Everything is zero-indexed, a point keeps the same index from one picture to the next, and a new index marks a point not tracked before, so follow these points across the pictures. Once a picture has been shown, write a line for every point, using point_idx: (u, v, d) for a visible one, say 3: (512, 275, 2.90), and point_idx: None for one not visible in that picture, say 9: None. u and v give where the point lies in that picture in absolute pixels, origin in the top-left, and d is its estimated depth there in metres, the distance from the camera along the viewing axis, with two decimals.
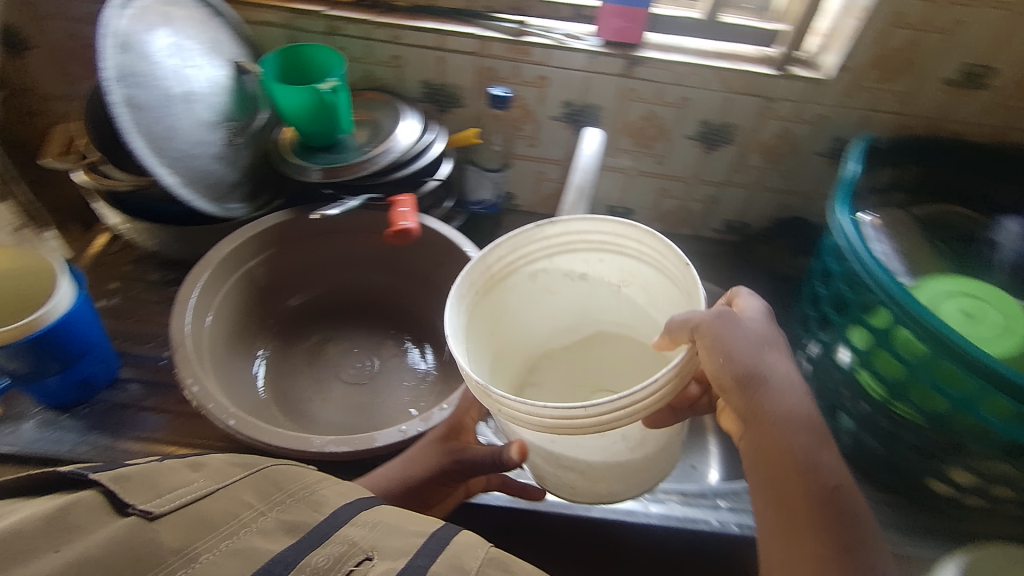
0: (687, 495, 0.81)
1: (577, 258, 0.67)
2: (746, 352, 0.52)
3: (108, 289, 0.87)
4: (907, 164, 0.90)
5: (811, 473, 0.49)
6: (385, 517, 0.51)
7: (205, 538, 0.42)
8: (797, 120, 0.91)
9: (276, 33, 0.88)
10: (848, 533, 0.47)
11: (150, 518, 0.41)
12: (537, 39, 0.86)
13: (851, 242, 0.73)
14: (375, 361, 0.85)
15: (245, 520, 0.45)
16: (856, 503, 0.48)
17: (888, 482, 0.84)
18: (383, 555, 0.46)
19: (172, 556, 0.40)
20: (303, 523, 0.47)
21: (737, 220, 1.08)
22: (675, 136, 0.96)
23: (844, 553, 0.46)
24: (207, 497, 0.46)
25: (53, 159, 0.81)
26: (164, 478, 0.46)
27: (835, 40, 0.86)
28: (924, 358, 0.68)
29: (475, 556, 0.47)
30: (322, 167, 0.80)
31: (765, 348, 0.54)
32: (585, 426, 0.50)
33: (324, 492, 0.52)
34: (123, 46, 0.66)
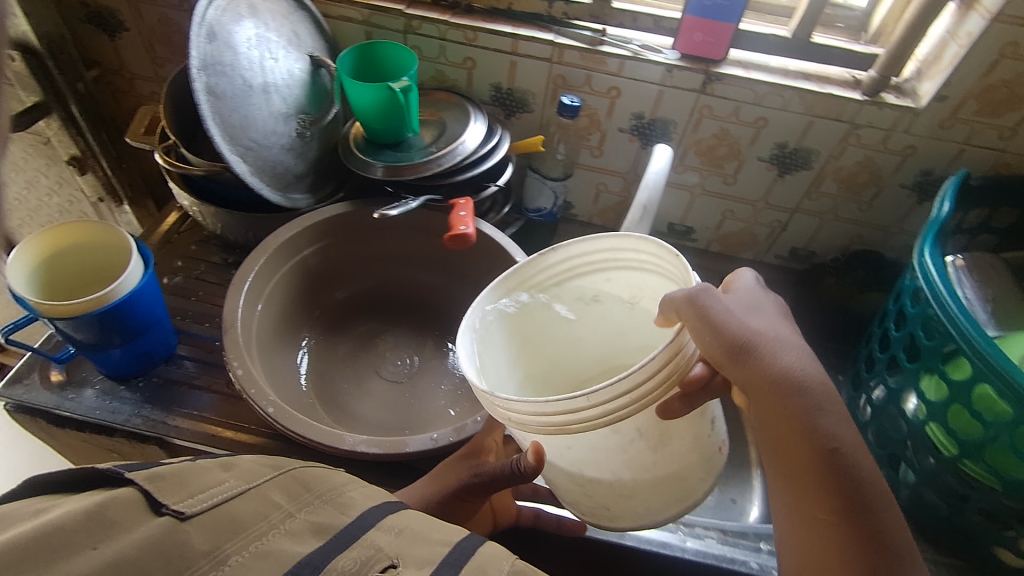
0: (727, 532, 0.77)
1: (586, 282, 0.63)
2: (734, 325, 0.50)
3: (173, 267, 0.90)
4: (1001, 206, 0.85)
5: (810, 436, 0.46)
6: (415, 525, 0.50)
7: (235, 538, 0.42)
8: (882, 149, 0.86)
9: (355, 29, 0.88)
10: (852, 492, 0.45)
11: (182, 518, 0.42)
12: (613, 48, 0.84)
13: (936, 287, 0.67)
14: (416, 360, 0.84)
15: (274, 522, 0.45)
16: (864, 463, 0.46)
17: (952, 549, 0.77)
18: (406, 561, 0.45)
19: (202, 557, 0.40)
20: (333, 526, 0.46)
21: (804, 247, 1.03)
22: (747, 157, 0.91)
23: (847, 514, 0.44)
24: (238, 498, 0.46)
25: (133, 138, 0.83)
26: (193, 478, 0.46)
27: (934, 67, 0.80)
28: (1008, 420, 0.61)
29: (499, 568, 0.46)
30: (386, 164, 0.80)
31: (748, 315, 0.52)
32: (586, 421, 0.48)
33: (352, 495, 0.51)
34: (210, 35, 0.68)
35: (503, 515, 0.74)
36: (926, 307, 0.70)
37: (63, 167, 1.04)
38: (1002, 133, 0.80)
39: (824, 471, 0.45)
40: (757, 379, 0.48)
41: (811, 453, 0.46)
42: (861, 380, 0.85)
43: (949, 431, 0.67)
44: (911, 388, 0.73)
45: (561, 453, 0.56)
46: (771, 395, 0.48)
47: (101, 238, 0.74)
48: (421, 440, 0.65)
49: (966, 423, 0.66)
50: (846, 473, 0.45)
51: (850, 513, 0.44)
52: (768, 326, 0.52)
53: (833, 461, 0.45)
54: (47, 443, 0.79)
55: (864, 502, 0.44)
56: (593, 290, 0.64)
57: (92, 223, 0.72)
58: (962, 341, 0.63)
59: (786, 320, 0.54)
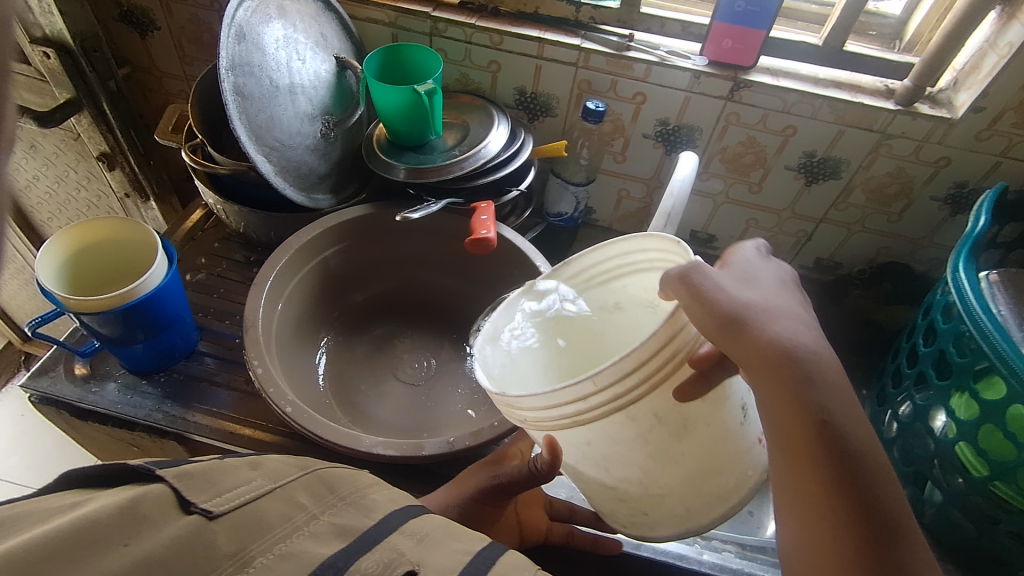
0: (745, 547, 0.76)
1: (606, 294, 0.63)
2: (726, 296, 0.49)
3: (196, 264, 0.91)
4: None
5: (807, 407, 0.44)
6: (436, 529, 0.49)
7: (261, 539, 0.42)
8: (915, 160, 0.83)
9: (381, 31, 0.89)
10: (853, 463, 0.42)
11: (210, 516, 0.42)
12: (640, 54, 0.83)
13: (970, 304, 0.65)
14: (434, 363, 0.84)
15: (299, 523, 0.45)
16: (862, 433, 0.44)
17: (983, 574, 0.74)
18: (427, 568, 0.44)
19: (228, 558, 0.40)
20: (356, 529, 0.46)
21: (829, 258, 1.01)
22: (774, 166, 0.90)
23: (848, 486, 0.42)
24: (264, 497, 0.46)
25: (162, 137, 0.85)
26: (222, 475, 0.46)
27: (971, 77, 0.78)
28: None
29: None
30: (408, 166, 0.80)
31: (739, 287, 0.51)
32: (594, 408, 0.48)
33: (374, 497, 0.51)
34: (239, 36, 0.68)
35: (532, 530, 0.71)
36: (957, 324, 0.68)
37: (93, 163, 1.06)
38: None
39: (816, 445, 0.43)
40: (751, 353, 0.47)
41: (801, 427, 0.44)
42: (887, 396, 0.83)
43: (980, 452, 0.65)
44: (939, 406, 0.71)
45: (580, 464, 0.56)
46: (764, 369, 0.46)
47: (122, 233, 0.75)
48: (436, 444, 0.65)
49: (998, 445, 0.64)
50: (839, 446, 0.43)
51: (845, 490, 0.42)
52: (762, 299, 0.51)
53: (824, 434, 0.43)
54: (70, 435, 0.80)
55: (861, 476, 0.42)
56: (615, 298, 0.62)
57: (114, 219, 0.73)
58: (993, 355, 0.61)
59: (781, 292, 0.52)
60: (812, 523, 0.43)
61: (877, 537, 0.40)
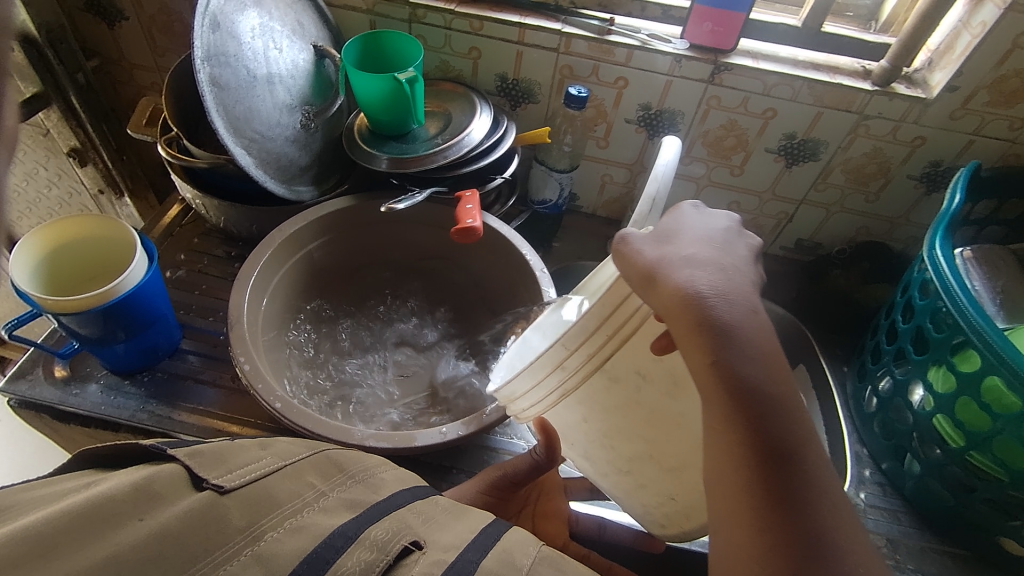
0: None
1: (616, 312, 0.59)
2: (648, 254, 0.48)
3: (176, 260, 0.89)
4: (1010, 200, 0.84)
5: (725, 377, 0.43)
6: (434, 515, 0.50)
7: (274, 515, 0.42)
8: (892, 140, 0.85)
9: (359, 18, 0.87)
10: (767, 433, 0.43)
11: (222, 491, 0.42)
12: (621, 38, 0.83)
13: (946, 280, 0.67)
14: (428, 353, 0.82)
15: (308, 502, 0.45)
16: (777, 403, 0.43)
17: (949, 534, 0.76)
18: (433, 544, 0.44)
19: (240, 534, 0.40)
20: (366, 506, 0.46)
21: (810, 239, 1.02)
22: (756, 149, 0.91)
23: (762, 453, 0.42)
24: (273, 476, 0.46)
25: (135, 130, 0.82)
26: (232, 454, 0.46)
27: (945, 57, 0.79)
28: (1017, 412, 0.60)
29: (527, 555, 0.46)
30: (390, 156, 0.79)
31: (665, 244, 0.49)
32: (569, 377, 0.49)
33: (383, 477, 0.52)
34: (213, 25, 0.66)
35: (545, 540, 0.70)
36: (934, 299, 0.69)
37: (63, 159, 1.03)
38: (1013, 123, 0.80)
39: (719, 390, 0.43)
40: (662, 307, 0.45)
41: (707, 372, 0.43)
42: (867, 372, 0.85)
43: (957, 423, 0.66)
44: (918, 379, 0.72)
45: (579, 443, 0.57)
46: (672, 319, 0.45)
47: (90, 229, 0.72)
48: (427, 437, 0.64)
49: (975, 417, 0.65)
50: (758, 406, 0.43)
51: (751, 433, 0.42)
52: (679, 250, 0.48)
53: (738, 395, 0.43)
54: (51, 438, 0.78)
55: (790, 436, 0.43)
56: None
57: (79, 217, 0.71)
58: (969, 327, 0.63)
59: (702, 240, 0.50)
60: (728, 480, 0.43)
61: (778, 484, 0.42)
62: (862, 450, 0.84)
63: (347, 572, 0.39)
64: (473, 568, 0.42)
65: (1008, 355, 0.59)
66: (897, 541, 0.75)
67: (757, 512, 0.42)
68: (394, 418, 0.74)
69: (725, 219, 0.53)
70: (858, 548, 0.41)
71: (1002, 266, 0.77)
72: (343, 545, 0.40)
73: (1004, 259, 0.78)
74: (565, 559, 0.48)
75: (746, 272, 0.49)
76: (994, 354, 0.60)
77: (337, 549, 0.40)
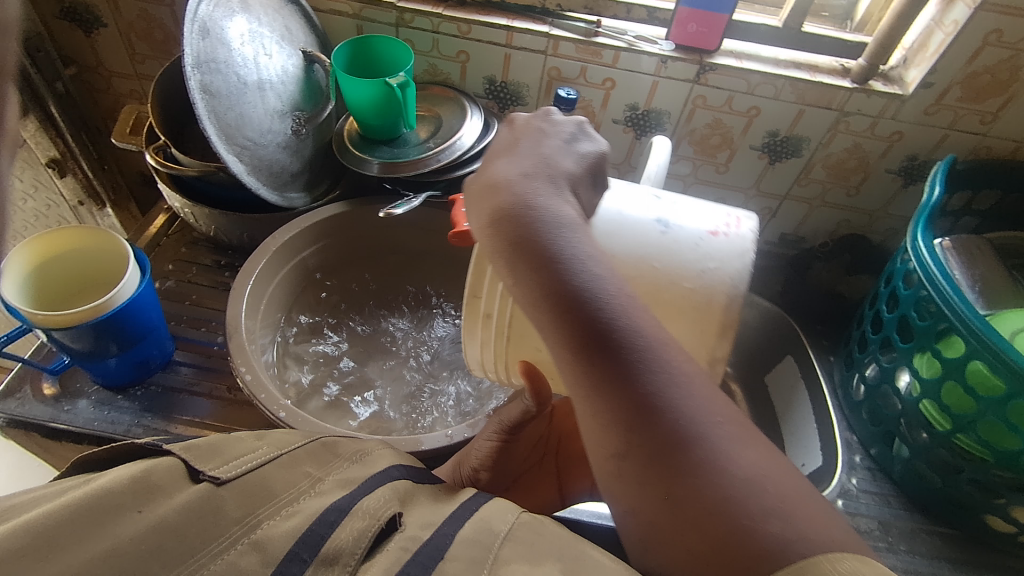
0: None
1: None
2: (479, 188, 0.54)
3: (165, 271, 0.88)
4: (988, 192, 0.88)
5: (574, 309, 0.46)
6: (423, 497, 0.50)
7: (272, 503, 0.42)
8: (870, 135, 0.87)
9: (346, 23, 0.87)
10: (622, 367, 0.44)
11: (219, 483, 0.41)
12: (608, 40, 0.84)
13: (928, 269, 0.69)
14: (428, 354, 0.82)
15: (303, 488, 0.45)
16: (625, 329, 0.45)
17: (936, 508, 0.78)
18: (423, 525, 0.45)
19: (238, 526, 0.39)
20: (359, 483, 0.46)
21: (793, 232, 1.05)
22: (740, 147, 0.93)
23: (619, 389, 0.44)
24: (271, 466, 0.45)
25: (119, 139, 0.81)
26: (229, 445, 0.46)
27: (919, 54, 0.82)
28: (1002, 395, 0.63)
29: (506, 523, 0.47)
30: (382, 160, 0.79)
31: (492, 168, 0.55)
32: (500, 323, 0.59)
33: (382, 463, 0.52)
34: (203, 32, 0.66)
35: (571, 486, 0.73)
36: (919, 289, 0.71)
37: (42, 172, 1.00)
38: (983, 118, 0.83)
39: (567, 323, 0.46)
40: (505, 242, 0.49)
41: (538, 293, 0.47)
42: (854, 361, 0.87)
43: (942, 407, 0.69)
44: (904, 366, 0.75)
45: None
46: (513, 254, 0.49)
47: (86, 241, 0.71)
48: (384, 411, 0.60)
49: (960, 400, 0.67)
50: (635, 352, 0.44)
51: (611, 371, 0.44)
52: (500, 171, 0.53)
53: (600, 331, 0.45)
54: (38, 457, 0.76)
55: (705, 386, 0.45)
56: None
57: (74, 227, 0.70)
58: (954, 311, 0.65)
59: (526, 155, 0.55)
60: (600, 422, 0.44)
61: (645, 420, 0.43)
62: (852, 437, 0.86)
63: (342, 543, 0.40)
64: (453, 541, 0.43)
65: (988, 341, 0.61)
66: (889, 524, 0.78)
67: (596, 397, 0.44)
68: (396, 420, 0.74)
69: (528, 119, 0.59)
70: (798, 482, 0.42)
71: (978, 255, 0.80)
72: (335, 520, 0.41)
73: (979, 248, 0.81)
74: (543, 523, 0.49)
75: (560, 164, 0.55)
76: (974, 337, 0.63)
77: (331, 522, 0.40)
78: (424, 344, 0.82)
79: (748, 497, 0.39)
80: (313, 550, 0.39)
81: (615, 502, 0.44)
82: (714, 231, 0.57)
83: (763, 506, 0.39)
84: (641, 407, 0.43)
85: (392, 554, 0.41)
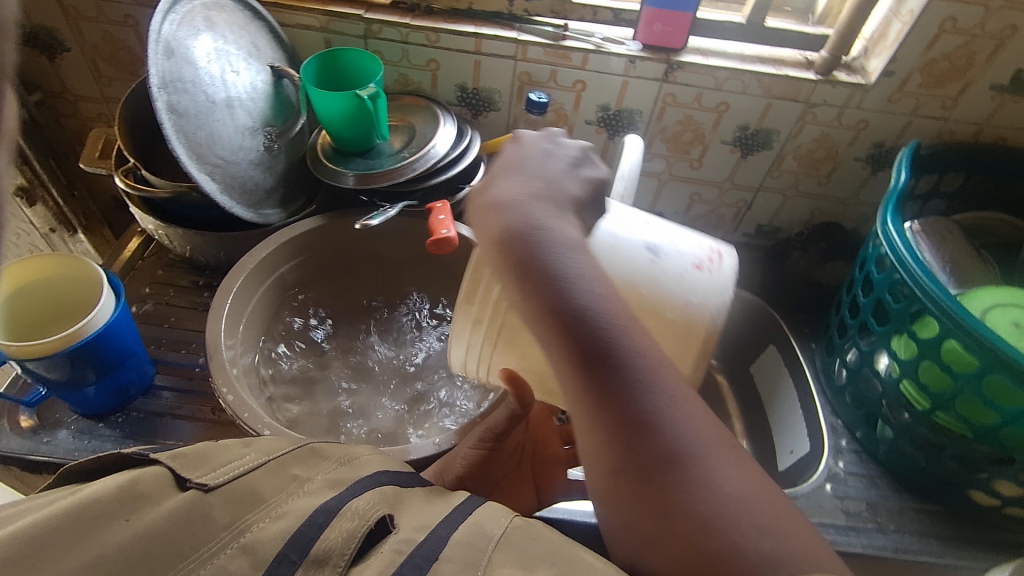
0: None
1: None
2: (478, 202, 0.53)
3: (142, 294, 0.87)
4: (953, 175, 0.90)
5: (572, 329, 0.46)
6: (413, 499, 0.50)
7: (260, 508, 0.42)
8: (837, 125, 0.89)
9: (315, 36, 0.87)
10: (618, 387, 0.44)
11: (206, 489, 0.41)
12: (577, 43, 0.84)
13: (899, 252, 0.70)
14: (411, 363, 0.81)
15: (289, 490, 0.45)
16: (625, 348, 0.45)
17: (923, 489, 0.79)
18: (413, 525, 0.45)
19: (225, 531, 0.39)
20: (347, 485, 0.46)
21: (769, 223, 1.06)
22: (712, 142, 0.94)
23: (617, 409, 0.44)
24: (259, 471, 0.45)
25: (88, 163, 0.80)
26: (216, 452, 0.46)
27: (879, 44, 0.84)
28: (977, 371, 0.64)
29: (499, 524, 0.46)
30: (357, 173, 0.79)
31: (490, 182, 0.54)
32: (490, 329, 0.59)
33: (369, 465, 0.52)
34: (167, 52, 0.66)
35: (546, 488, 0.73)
36: (891, 273, 0.72)
37: None
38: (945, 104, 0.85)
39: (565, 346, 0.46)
40: (501, 258, 0.49)
41: (534, 308, 0.47)
42: (835, 346, 0.88)
43: (922, 387, 0.70)
44: (883, 349, 0.76)
45: None
46: (510, 270, 0.48)
47: (64, 270, 0.70)
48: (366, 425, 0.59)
49: (937, 379, 0.68)
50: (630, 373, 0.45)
51: (605, 391, 0.44)
52: (496, 190, 0.52)
53: (598, 353, 0.45)
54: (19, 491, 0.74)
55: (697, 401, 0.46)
56: None
57: (47, 255, 0.69)
58: (925, 293, 0.66)
59: (523, 172, 0.54)
60: (598, 441, 0.45)
61: (639, 438, 0.43)
62: (837, 422, 0.87)
63: (332, 544, 0.39)
64: (446, 543, 0.43)
65: (961, 321, 0.63)
66: (876, 505, 0.79)
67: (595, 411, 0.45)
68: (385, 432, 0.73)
69: (533, 137, 0.58)
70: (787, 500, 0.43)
71: (948, 237, 0.82)
72: (325, 519, 0.41)
73: (948, 230, 0.83)
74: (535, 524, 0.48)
75: (564, 186, 0.54)
76: (947, 317, 0.64)
77: (321, 522, 0.41)
78: (409, 354, 0.81)
79: (740, 517, 0.40)
80: (302, 551, 0.39)
81: (610, 519, 0.44)
82: (700, 264, 0.59)
83: (766, 531, 0.39)
84: (640, 422, 0.44)
85: (387, 556, 0.41)
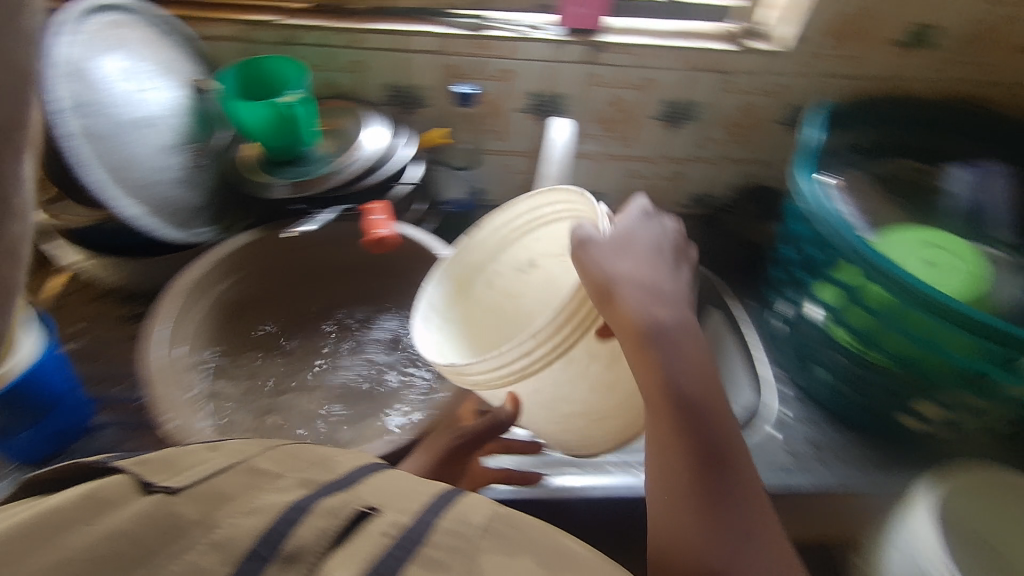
0: None
1: (529, 244, 0.72)
2: (597, 265, 0.54)
3: (73, 332, 0.83)
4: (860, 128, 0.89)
5: (692, 420, 0.51)
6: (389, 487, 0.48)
7: (232, 501, 0.40)
8: (757, 91, 0.93)
9: (232, 48, 0.85)
10: (721, 485, 0.49)
11: (172, 492, 0.39)
12: (500, 32, 0.86)
13: (812, 203, 0.74)
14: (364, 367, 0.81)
15: (257, 483, 0.42)
16: (731, 451, 0.51)
17: (861, 426, 0.84)
18: (386, 504, 0.43)
19: (196, 525, 0.37)
20: (319, 474, 0.45)
21: (707, 194, 1.08)
22: (640, 119, 0.96)
23: (712, 497, 0.49)
24: (229, 468, 0.43)
25: None
26: (185, 459, 0.44)
27: (790, 11, 0.87)
28: (892, 306, 0.68)
29: (472, 517, 0.44)
30: (289, 182, 0.77)
31: (619, 254, 0.56)
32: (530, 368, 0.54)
33: (337, 459, 0.49)
34: (72, 74, 0.63)
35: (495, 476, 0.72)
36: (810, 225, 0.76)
37: None
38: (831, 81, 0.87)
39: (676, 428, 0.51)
40: (621, 325, 0.52)
41: (654, 381, 0.51)
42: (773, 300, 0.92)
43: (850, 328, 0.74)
44: (811, 296, 0.80)
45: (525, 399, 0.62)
46: (626, 337, 0.52)
47: None
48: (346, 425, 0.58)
49: (861, 320, 0.73)
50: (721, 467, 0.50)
51: (705, 476, 0.49)
52: (608, 259, 0.55)
53: (705, 448, 0.50)
54: None
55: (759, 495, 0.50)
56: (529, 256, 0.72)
57: None
58: (837, 241, 0.70)
59: (650, 249, 0.59)
60: (688, 518, 0.48)
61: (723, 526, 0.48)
62: (779, 372, 0.92)
63: (305, 542, 0.38)
64: (430, 529, 0.41)
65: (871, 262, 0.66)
66: (821, 444, 0.83)
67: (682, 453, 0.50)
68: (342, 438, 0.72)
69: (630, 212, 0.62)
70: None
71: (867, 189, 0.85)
72: (297, 518, 0.39)
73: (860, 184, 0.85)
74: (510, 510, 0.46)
75: (681, 283, 0.58)
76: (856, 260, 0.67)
77: (292, 520, 0.38)
78: (362, 358, 0.81)
79: None
80: (274, 546, 0.37)
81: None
82: None
83: None
84: (721, 493, 0.49)
85: (371, 539, 0.39)
